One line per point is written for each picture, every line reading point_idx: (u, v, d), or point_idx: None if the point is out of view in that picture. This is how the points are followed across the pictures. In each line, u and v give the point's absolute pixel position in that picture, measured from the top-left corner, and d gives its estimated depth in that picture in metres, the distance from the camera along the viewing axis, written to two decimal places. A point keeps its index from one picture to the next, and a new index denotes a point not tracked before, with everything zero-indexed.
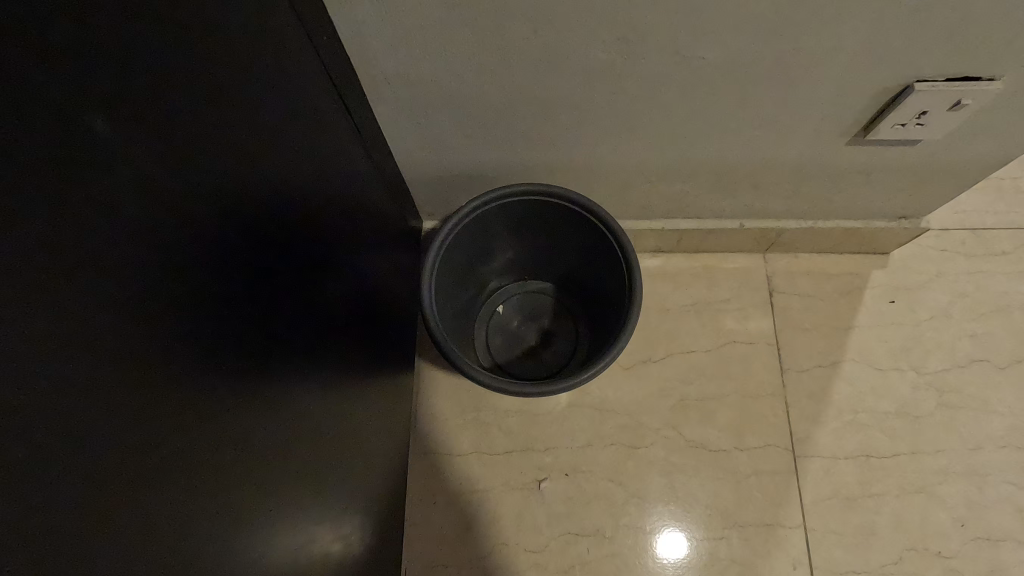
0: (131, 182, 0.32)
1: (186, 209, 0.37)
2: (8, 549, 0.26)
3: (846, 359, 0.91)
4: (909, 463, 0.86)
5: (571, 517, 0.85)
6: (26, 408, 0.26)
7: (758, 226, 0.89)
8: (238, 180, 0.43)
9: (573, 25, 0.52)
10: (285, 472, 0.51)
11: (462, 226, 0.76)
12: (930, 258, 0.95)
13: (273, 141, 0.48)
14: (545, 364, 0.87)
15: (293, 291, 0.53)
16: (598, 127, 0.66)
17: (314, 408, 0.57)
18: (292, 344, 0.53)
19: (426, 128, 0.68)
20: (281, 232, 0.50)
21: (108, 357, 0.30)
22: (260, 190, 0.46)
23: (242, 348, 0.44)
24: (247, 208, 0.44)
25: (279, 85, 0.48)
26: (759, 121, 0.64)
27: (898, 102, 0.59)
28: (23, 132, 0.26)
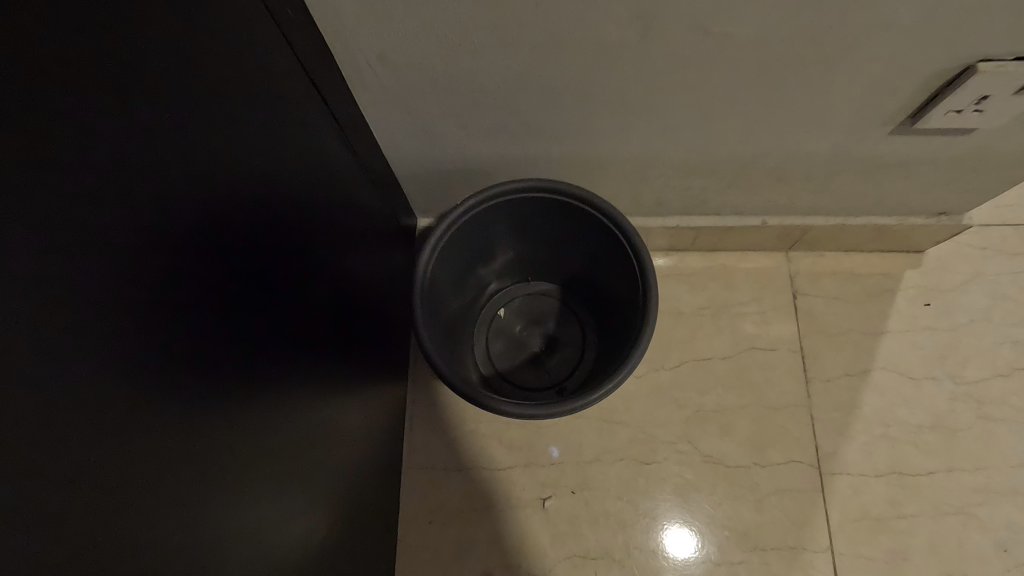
0: (95, 182, 0.27)
1: (137, 208, 0.30)
2: None
3: (876, 367, 0.84)
4: (945, 481, 0.79)
5: (578, 539, 0.79)
6: None
7: (782, 223, 0.82)
8: (200, 174, 0.35)
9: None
10: (271, 505, 0.45)
11: (458, 224, 0.69)
12: (968, 257, 0.87)
13: (244, 129, 0.40)
14: (550, 373, 0.81)
15: (274, 304, 0.46)
16: (612, 115, 0.59)
17: (304, 429, 0.52)
18: (275, 366, 0.46)
19: (417, 118, 0.61)
20: (258, 237, 0.43)
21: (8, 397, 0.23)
22: (229, 187, 0.38)
23: (229, 367, 0.38)
24: (215, 210, 0.36)
25: (246, 62, 0.40)
26: (793, 108, 0.57)
27: (955, 87, 0.51)
28: None
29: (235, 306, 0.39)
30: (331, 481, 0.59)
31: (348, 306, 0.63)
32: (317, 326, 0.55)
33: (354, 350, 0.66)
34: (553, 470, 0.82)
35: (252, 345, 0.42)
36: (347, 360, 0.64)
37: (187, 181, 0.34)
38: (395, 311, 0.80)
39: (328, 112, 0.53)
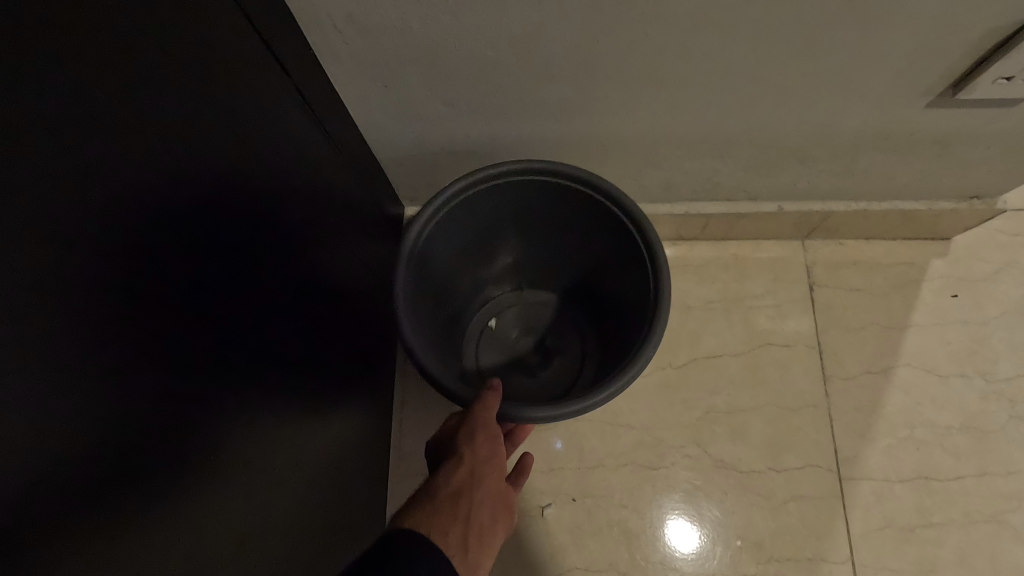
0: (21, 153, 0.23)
1: (80, 183, 0.26)
2: None
3: (900, 364, 0.78)
4: (976, 487, 0.73)
5: (580, 550, 0.74)
6: None
7: (800, 209, 0.75)
8: (59, 118, 0.25)
9: None
10: (242, 524, 0.40)
11: (450, 215, 0.63)
12: (1000, 245, 0.81)
13: (154, 70, 0.30)
14: (548, 383, 0.74)
15: (235, 306, 0.38)
16: (617, 88, 0.52)
17: (283, 441, 0.46)
18: (229, 381, 0.38)
19: (398, 92, 0.54)
20: (199, 220, 0.34)
21: None
22: (123, 144, 0.28)
23: (195, 369, 0.34)
24: (96, 174, 0.27)
25: (209, 24, 0.35)
26: (825, 73, 0.50)
27: (1010, 48, 0.45)
28: None
29: (160, 308, 0.31)
30: (305, 503, 0.52)
31: (331, 303, 0.57)
32: (298, 328, 0.49)
33: (342, 352, 0.60)
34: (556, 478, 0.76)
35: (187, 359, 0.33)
36: (330, 363, 0.57)
37: (30, 123, 0.23)
38: (382, 308, 0.74)
39: (292, 81, 0.46)
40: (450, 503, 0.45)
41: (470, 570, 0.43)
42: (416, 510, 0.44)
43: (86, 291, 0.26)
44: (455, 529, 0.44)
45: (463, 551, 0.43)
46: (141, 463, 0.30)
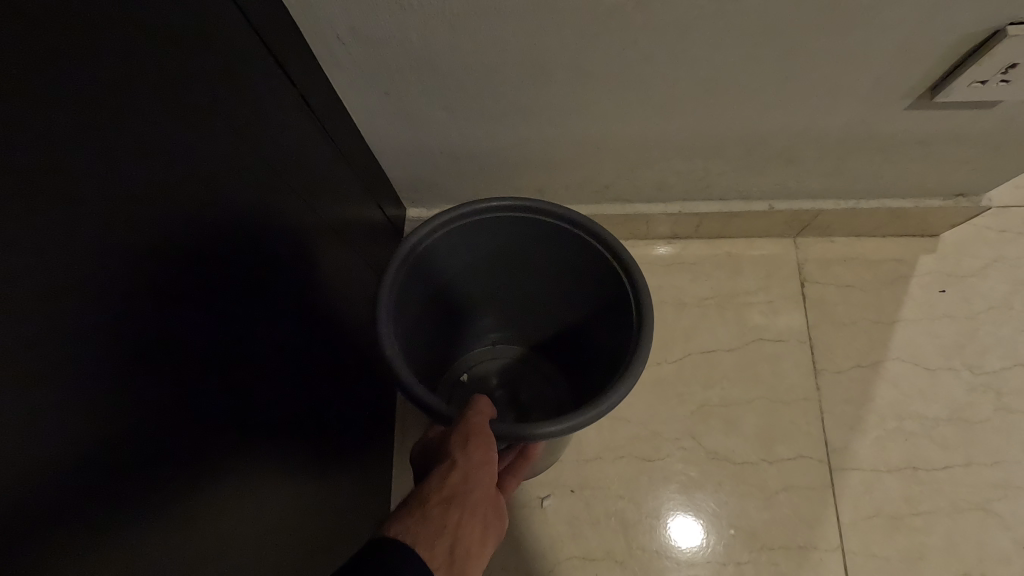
0: (112, 158, 0.28)
1: (153, 181, 0.31)
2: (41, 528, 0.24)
3: (889, 358, 0.80)
4: (963, 476, 0.75)
5: (578, 540, 0.76)
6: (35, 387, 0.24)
7: (790, 208, 0.77)
8: (139, 127, 0.30)
9: None
10: (273, 491, 0.44)
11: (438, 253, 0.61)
12: (987, 241, 0.83)
13: (201, 83, 0.35)
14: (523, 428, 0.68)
15: (262, 292, 0.42)
16: (609, 94, 0.55)
17: (303, 423, 0.49)
18: (242, 381, 0.39)
19: (400, 100, 0.57)
20: (234, 211, 0.39)
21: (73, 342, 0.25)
22: (160, 154, 0.31)
23: (237, 344, 0.39)
24: (139, 182, 0.30)
25: (229, 41, 0.38)
26: (810, 77, 0.52)
27: (980, 55, 0.47)
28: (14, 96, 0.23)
29: (179, 312, 0.32)
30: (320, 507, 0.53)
31: (339, 304, 0.59)
32: (308, 327, 0.51)
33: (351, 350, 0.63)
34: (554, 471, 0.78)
35: (204, 360, 0.35)
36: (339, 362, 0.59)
37: (107, 132, 0.28)
38: None
39: (294, 88, 0.48)
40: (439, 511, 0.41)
41: None
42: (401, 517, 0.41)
43: (118, 295, 0.28)
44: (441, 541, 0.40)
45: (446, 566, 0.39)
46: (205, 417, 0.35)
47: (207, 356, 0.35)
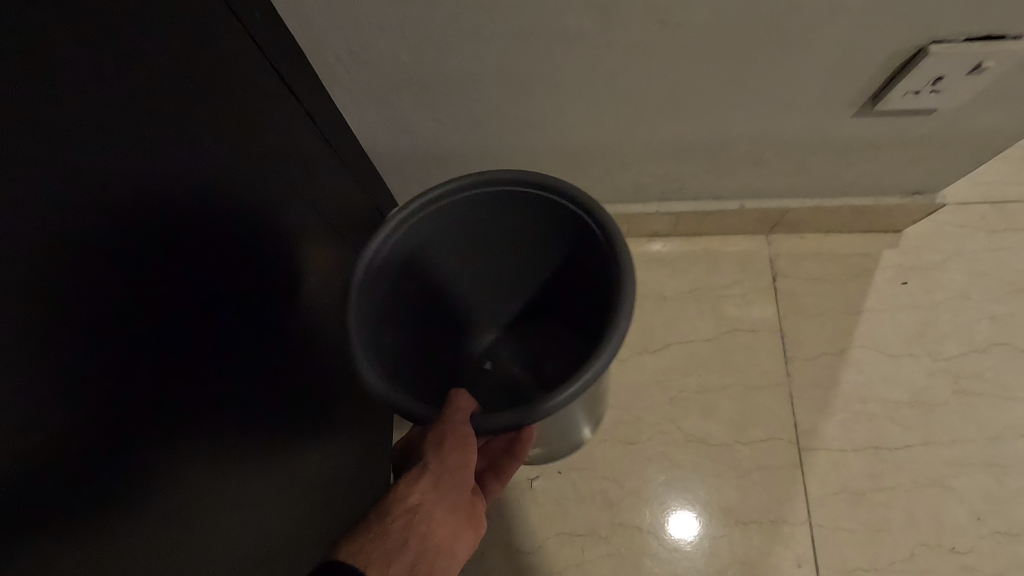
0: (148, 171, 0.37)
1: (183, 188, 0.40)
2: (93, 441, 0.33)
3: (855, 345, 0.86)
4: (922, 454, 0.80)
5: (565, 517, 0.82)
6: (96, 341, 0.33)
7: (759, 207, 0.83)
8: (170, 145, 0.38)
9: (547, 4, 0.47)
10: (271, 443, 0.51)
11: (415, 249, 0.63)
12: (947, 235, 0.89)
13: (220, 108, 0.44)
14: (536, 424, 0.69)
15: (263, 275, 0.50)
16: (581, 108, 0.60)
17: (295, 395, 0.56)
18: (246, 349, 0.48)
19: (393, 114, 0.63)
20: (245, 208, 0.47)
21: (125, 308, 0.35)
22: (188, 166, 0.40)
23: (241, 317, 0.47)
24: (170, 189, 0.38)
25: (235, 69, 0.45)
26: (758, 93, 0.57)
27: (908, 70, 0.53)
28: (76, 131, 0.32)
29: (177, 311, 0.39)
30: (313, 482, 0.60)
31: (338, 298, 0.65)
32: (297, 316, 0.57)
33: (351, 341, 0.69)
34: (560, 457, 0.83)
35: (200, 352, 0.41)
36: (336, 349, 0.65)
37: (148, 153, 0.37)
38: None
39: (293, 98, 0.53)
40: (401, 531, 0.44)
41: None
42: (366, 535, 0.44)
43: (153, 275, 0.37)
44: (401, 560, 0.43)
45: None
46: (219, 373, 0.44)
47: (221, 325, 0.44)
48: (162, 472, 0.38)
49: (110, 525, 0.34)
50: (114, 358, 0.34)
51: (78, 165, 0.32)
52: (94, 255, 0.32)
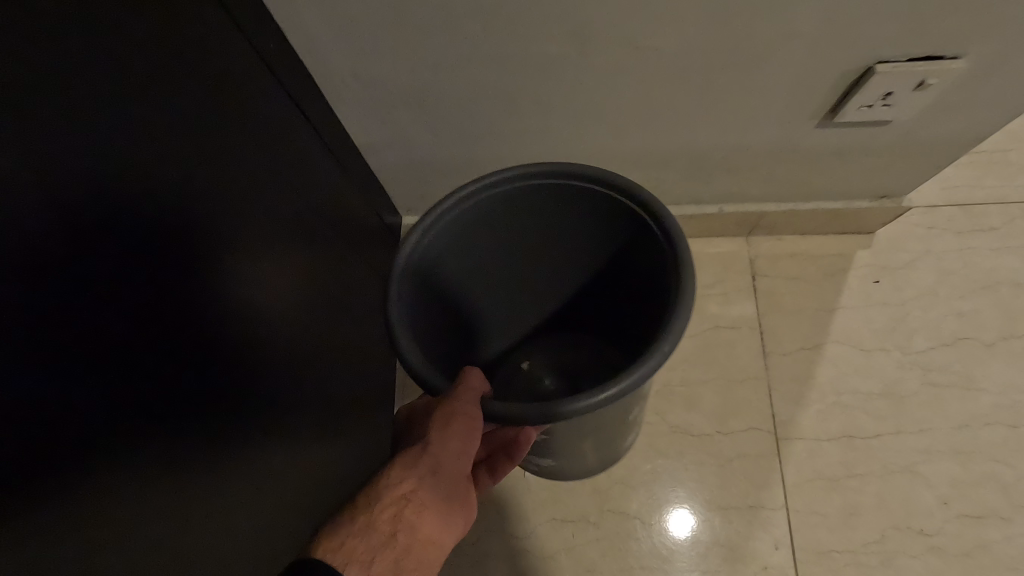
0: (204, 184, 0.44)
1: (226, 196, 0.46)
2: (181, 406, 0.40)
3: (830, 341, 0.91)
4: (893, 443, 0.85)
5: (557, 504, 0.87)
6: (178, 324, 0.40)
7: (738, 210, 0.88)
8: (218, 161, 0.46)
9: (530, 32, 0.53)
10: (300, 421, 0.58)
11: (461, 244, 0.61)
12: (917, 236, 0.95)
13: (251, 128, 0.51)
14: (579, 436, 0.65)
15: (289, 273, 0.56)
16: (567, 123, 0.65)
17: (317, 380, 0.62)
18: (279, 336, 0.54)
19: (393, 128, 0.68)
20: (272, 213, 0.54)
21: (195, 298, 0.42)
22: (231, 178, 0.47)
23: (275, 309, 0.53)
24: (220, 197, 0.46)
25: (254, 92, 0.51)
26: (727, 107, 0.62)
27: (861, 86, 0.58)
28: (156, 152, 0.39)
29: (229, 304, 0.46)
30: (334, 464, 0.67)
31: (342, 297, 0.70)
32: (314, 315, 0.62)
33: (354, 337, 0.74)
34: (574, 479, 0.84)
35: (247, 336, 0.48)
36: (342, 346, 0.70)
37: (204, 168, 0.44)
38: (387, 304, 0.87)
39: (304, 119, 0.60)
40: (390, 525, 0.43)
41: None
42: (353, 525, 0.43)
43: (212, 271, 0.44)
44: (387, 556, 0.42)
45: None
46: (263, 354, 0.51)
47: (262, 313, 0.51)
48: (227, 435, 0.45)
49: (188, 478, 0.40)
50: (191, 339, 0.41)
51: (159, 181, 0.39)
52: (173, 254, 0.40)
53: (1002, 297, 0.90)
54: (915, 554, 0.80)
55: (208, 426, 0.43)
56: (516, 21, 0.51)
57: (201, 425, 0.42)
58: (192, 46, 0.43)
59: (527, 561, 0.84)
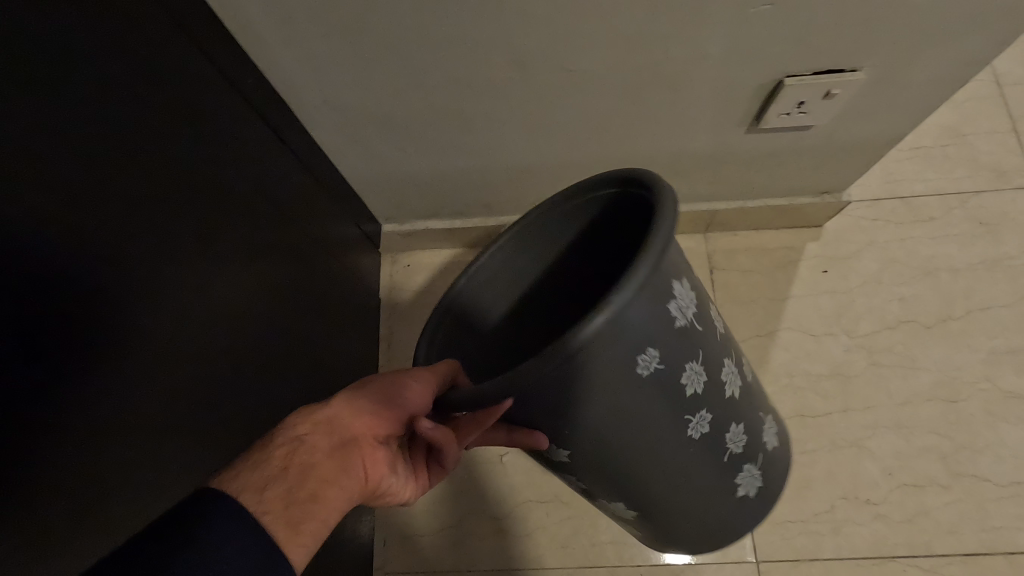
0: (188, 210, 0.53)
1: (209, 220, 0.56)
2: (168, 394, 0.49)
3: (782, 327, 0.98)
4: (840, 420, 0.92)
5: (531, 487, 0.93)
6: (167, 327, 0.49)
7: (691, 209, 0.95)
8: (202, 191, 0.55)
9: (473, 62, 0.60)
10: (270, 413, 0.66)
11: (512, 283, 0.62)
12: (862, 228, 1.02)
13: (232, 159, 0.60)
14: (653, 466, 0.55)
15: (263, 281, 0.64)
16: (519, 136, 0.72)
17: (287, 378, 0.69)
18: (253, 337, 0.62)
19: (363, 145, 0.76)
20: (251, 230, 0.62)
21: (183, 306, 0.51)
22: (212, 203, 0.56)
23: (248, 314, 0.61)
24: (204, 220, 0.55)
25: (233, 125, 0.60)
26: (660, 119, 0.70)
27: (775, 96, 0.65)
28: (149, 187, 0.48)
29: (208, 308, 0.55)
30: None
31: (318, 300, 0.77)
32: (287, 315, 0.69)
33: (329, 337, 0.81)
34: (689, 545, 0.71)
35: (224, 337, 0.57)
36: (316, 343, 0.77)
37: (190, 197, 0.53)
38: (367, 307, 0.95)
39: (280, 141, 0.68)
40: (281, 459, 0.44)
41: (296, 515, 0.42)
42: (245, 461, 0.44)
43: (197, 282, 0.53)
44: (278, 487, 0.43)
45: (279, 511, 0.42)
46: (239, 353, 0.60)
47: (238, 317, 0.59)
48: (205, 420, 0.54)
49: (152, 451, 0.47)
50: (178, 339, 0.50)
51: (151, 211, 0.48)
52: (163, 269, 0.49)
53: (941, 282, 0.97)
54: (862, 522, 0.87)
55: (189, 411, 0.52)
56: (460, 55, 0.59)
57: (184, 409, 0.51)
58: (178, 92, 0.52)
59: (505, 539, 0.91)
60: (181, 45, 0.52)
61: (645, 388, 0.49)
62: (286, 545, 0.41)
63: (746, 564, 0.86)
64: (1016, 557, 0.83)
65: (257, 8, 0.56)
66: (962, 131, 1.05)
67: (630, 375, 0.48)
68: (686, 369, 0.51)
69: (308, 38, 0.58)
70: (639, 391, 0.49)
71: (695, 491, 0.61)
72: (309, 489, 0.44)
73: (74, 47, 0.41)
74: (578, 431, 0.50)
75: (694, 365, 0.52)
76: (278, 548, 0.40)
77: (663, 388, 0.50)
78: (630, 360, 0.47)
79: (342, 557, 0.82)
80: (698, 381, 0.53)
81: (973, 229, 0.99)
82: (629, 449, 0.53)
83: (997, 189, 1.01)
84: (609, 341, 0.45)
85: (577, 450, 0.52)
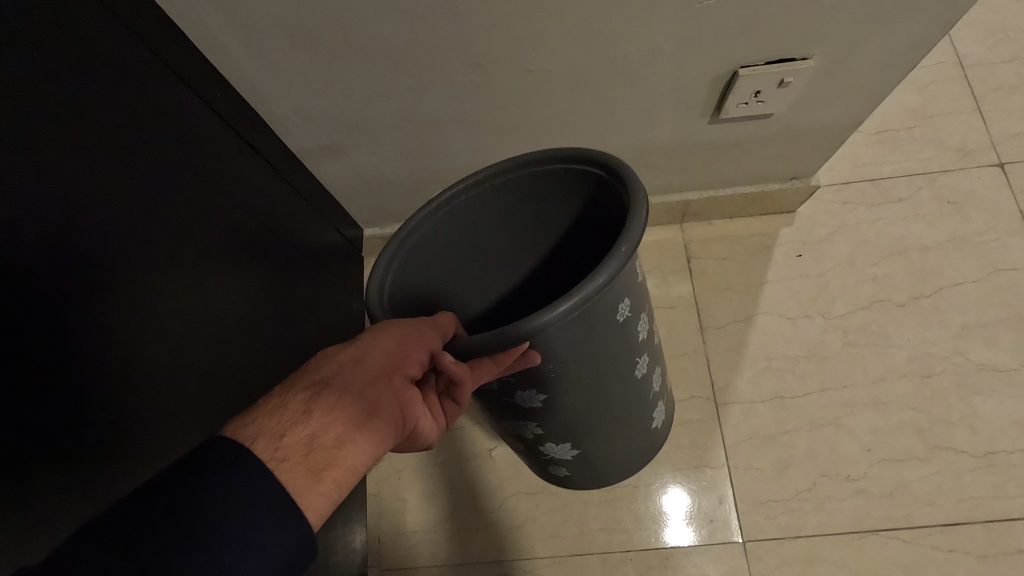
0: (168, 224, 0.55)
1: (190, 232, 0.58)
2: (158, 399, 0.52)
3: (760, 312, 1.00)
4: (819, 399, 0.94)
5: (521, 478, 0.95)
6: (154, 335, 0.51)
7: (665, 200, 0.97)
8: (182, 204, 0.57)
9: (437, 67, 0.62)
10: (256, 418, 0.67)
11: (457, 232, 0.63)
12: (833, 212, 1.04)
13: (212, 174, 0.62)
14: (599, 409, 0.63)
15: (245, 288, 0.66)
16: (488, 137, 0.75)
17: (273, 380, 0.71)
18: (237, 343, 0.64)
19: (338, 152, 0.78)
20: (232, 240, 0.65)
21: (167, 314, 0.53)
22: (193, 215, 0.58)
23: (231, 319, 0.64)
24: (185, 232, 0.57)
25: (211, 140, 0.62)
26: (624, 114, 0.72)
27: (732, 87, 0.67)
28: (131, 204, 0.50)
29: (191, 314, 0.57)
30: None
31: (300, 304, 0.79)
32: (269, 318, 0.71)
33: (314, 338, 0.82)
34: (611, 469, 0.77)
35: (210, 341, 0.60)
36: (300, 345, 0.78)
37: (171, 212, 0.55)
38: (351, 309, 0.96)
39: (254, 150, 0.69)
40: (302, 403, 0.40)
41: (317, 464, 0.39)
42: (265, 404, 0.40)
43: (181, 292, 0.56)
44: (298, 431, 0.39)
45: (299, 458, 0.39)
46: (224, 360, 0.62)
47: (220, 326, 0.62)
48: (195, 424, 0.56)
49: (125, 455, 0.47)
50: (164, 347, 0.53)
51: (135, 225, 0.51)
52: (148, 281, 0.51)
53: (912, 261, 1.00)
54: (843, 498, 0.89)
55: (181, 413, 0.54)
56: (425, 63, 0.62)
57: (174, 413, 0.53)
58: (155, 113, 0.54)
59: (496, 531, 0.93)
60: (155, 67, 0.54)
61: (617, 333, 0.55)
62: (303, 495, 0.38)
63: (732, 544, 0.88)
64: (994, 525, 0.85)
65: (224, 28, 0.58)
66: (928, 112, 1.08)
67: (604, 326, 0.53)
68: (641, 318, 0.59)
69: (272, 49, 0.60)
70: (611, 337, 0.55)
71: (625, 428, 0.70)
72: (335, 435, 0.40)
73: (46, 70, 0.43)
74: (554, 383, 0.56)
75: (643, 316, 0.60)
76: (294, 497, 0.38)
77: (625, 336, 0.58)
78: (608, 315, 0.53)
79: (335, 554, 0.84)
80: (644, 329, 0.61)
81: (942, 208, 1.02)
82: (590, 392, 0.59)
83: (963, 168, 1.03)
84: (596, 301, 0.50)
85: (554, 392, 0.57)
